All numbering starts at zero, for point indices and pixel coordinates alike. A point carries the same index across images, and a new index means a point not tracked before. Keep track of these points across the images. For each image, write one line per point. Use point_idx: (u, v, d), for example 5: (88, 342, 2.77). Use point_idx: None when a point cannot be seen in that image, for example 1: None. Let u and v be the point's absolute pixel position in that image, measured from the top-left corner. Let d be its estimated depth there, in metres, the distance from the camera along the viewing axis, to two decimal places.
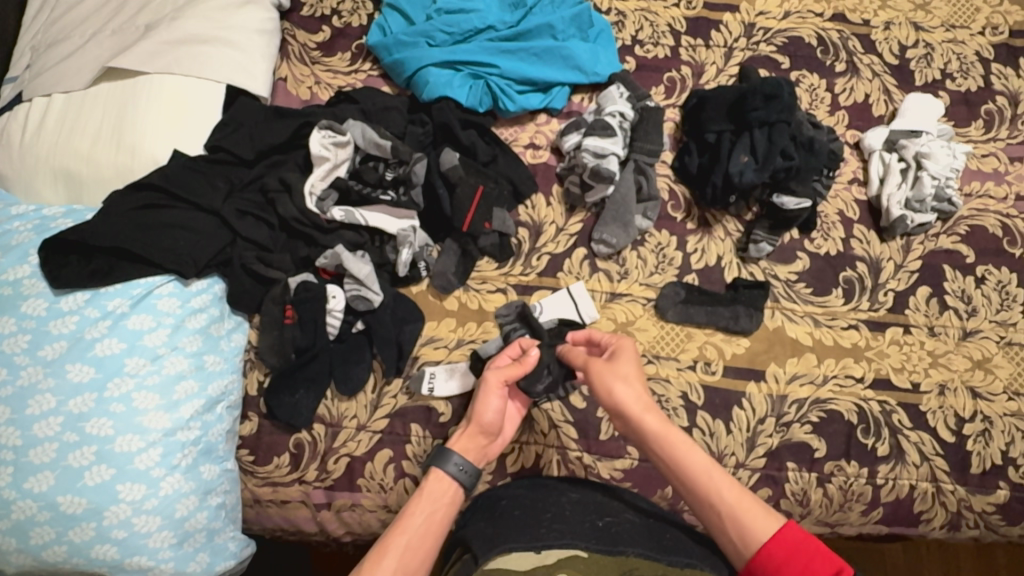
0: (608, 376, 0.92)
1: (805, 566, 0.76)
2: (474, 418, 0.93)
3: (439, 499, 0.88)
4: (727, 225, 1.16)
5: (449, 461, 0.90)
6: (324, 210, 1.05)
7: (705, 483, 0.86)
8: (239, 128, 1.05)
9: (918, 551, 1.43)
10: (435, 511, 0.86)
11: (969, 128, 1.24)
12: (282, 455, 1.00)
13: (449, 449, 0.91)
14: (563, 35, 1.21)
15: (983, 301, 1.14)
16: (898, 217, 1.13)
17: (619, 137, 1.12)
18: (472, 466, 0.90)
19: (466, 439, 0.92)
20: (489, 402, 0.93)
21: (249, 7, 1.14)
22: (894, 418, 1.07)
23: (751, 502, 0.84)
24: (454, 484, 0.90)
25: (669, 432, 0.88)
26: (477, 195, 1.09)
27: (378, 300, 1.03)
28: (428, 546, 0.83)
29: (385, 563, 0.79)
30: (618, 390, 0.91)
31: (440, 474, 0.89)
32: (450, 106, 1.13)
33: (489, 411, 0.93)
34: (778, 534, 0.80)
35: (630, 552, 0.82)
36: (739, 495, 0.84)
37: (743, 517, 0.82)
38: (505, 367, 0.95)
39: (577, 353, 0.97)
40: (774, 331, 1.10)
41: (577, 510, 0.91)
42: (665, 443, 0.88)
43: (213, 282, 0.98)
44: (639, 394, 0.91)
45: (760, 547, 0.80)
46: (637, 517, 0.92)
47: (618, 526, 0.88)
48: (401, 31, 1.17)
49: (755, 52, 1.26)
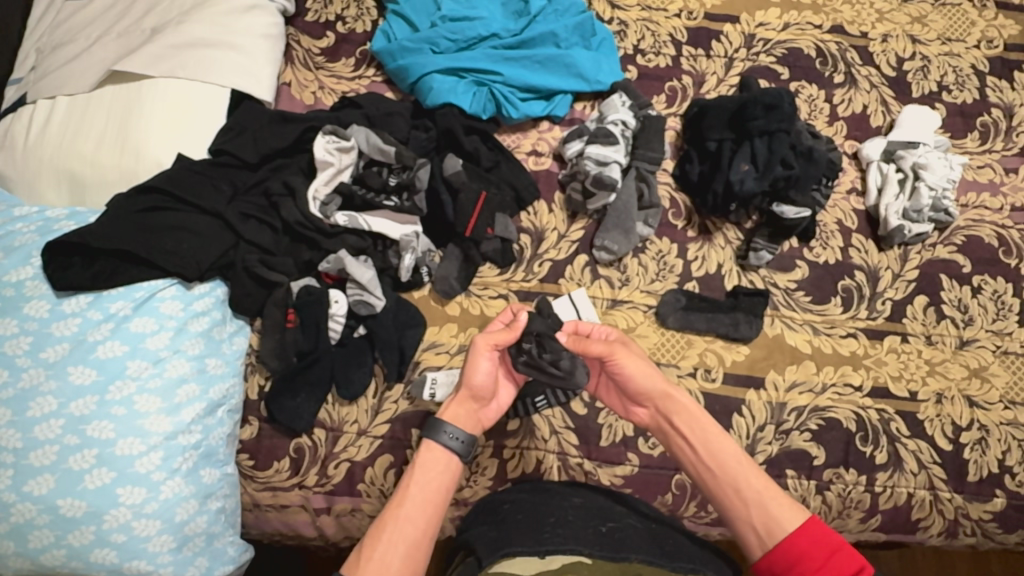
0: (637, 363, 0.94)
1: (828, 558, 0.79)
2: (465, 382, 0.91)
3: (434, 467, 0.88)
4: (727, 233, 1.17)
5: (441, 431, 0.88)
6: (327, 215, 1.05)
7: (732, 470, 0.88)
8: (243, 132, 1.06)
9: (915, 560, 1.43)
10: (429, 481, 0.87)
11: (965, 140, 1.26)
12: (282, 460, 0.99)
13: (440, 419, 0.90)
14: (565, 43, 1.22)
15: (980, 310, 1.15)
16: (896, 226, 1.14)
17: (621, 145, 1.13)
18: (465, 433, 0.89)
19: (456, 407, 0.91)
20: (477, 365, 0.90)
21: (254, 12, 1.15)
22: (892, 426, 1.08)
23: (776, 492, 0.85)
24: (446, 452, 0.89)
25: (701, 417, 0.92)
26: (480, 201, 1.09)
27: (379, 305, 1.03)
28: (427, 515, 0.84)
29: (384, 536, 0.81)
30: (645, 379, 0.94)
31: (432, 444, 0.89)
32: (453, 112, 1.14)
33: (478, 375, 0.90)
34: (805, 526, 0.81)
35: (634, 558, 0.83)
36: (766, 483, 0.86)
37: (771, 505, 0.84)
38: (494, 332, 0.93)
39: (593, 344, 0.95)
40: (774, 338, 1.11)
41: (580, 514, 0.91)
42: (697, 428, 0.91)
43: (215, 286, 0.98)
44: (667, 381, 0.94)
45: (783, 537, 0.82)
46: (640, 523, 0.92)
47: (621, 532, 0.88)
48: (405, 37, 1.18)
49: (755, 63, 1.28)
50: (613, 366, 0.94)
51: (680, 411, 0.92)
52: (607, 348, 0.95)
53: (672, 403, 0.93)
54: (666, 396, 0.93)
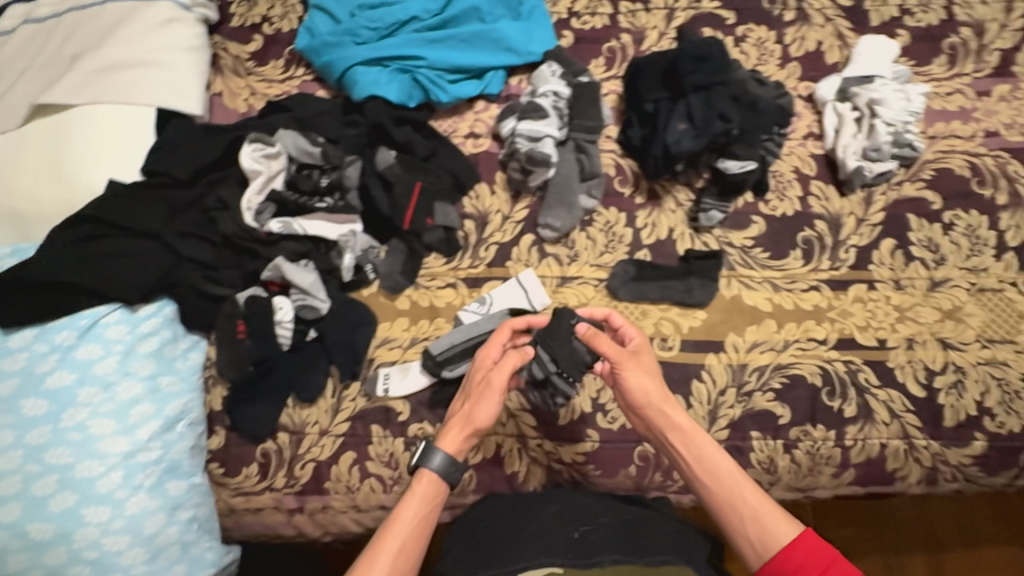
0: (643, 378, 0.92)
1: (824, 571, 0.81)
2: (473, 422, 0.91)
3: (431, 500, 0.89)
4: (677, 196, 1.13)
5: (436, 460, 0.90)
6: (262, 224, 1.04)
7: (729, 486, 0.88)
8: (173, 148, 1.06)
9: (929, 504, 1.42)
10: (426, 513, 0.89)
11: (931, 66, 1.17)
12: (250, 465, 1.04)
13: (436, 448, 0.91)
14: (490, 16, 1.17)
15: (952, 248, 1.09)
16: (854, 168, 1.08)
17: (553, 118, 1.09)
18: (458, 466, 0.91)
19: (458, 440, 0.92)
20: (489, 409, 0.91)
21: (173, 26, 1.14)
22: (860, 377, 1.04)
23: (771, 507, 0.87)
24: (442, 483, 0.90)
25: (697, 434, 0.91)
26: (415, 191, 1.08)
27: (325, 307, 1.05)
28: (418, 547, 0.87)
29: (376, 569, 0.83)
30: (647, 387, 0.92)
31: (430, 476, 0.90)
32: (380, 104, 1.11)
33: (488, 418, 0.91)
34: (800, 539, 0.84)
35: (606, 561, 0.85)
36: (761, 498, 0.87)
37: (766, 520, 0.86)
38: (502, 369, 0.92)
39: (607, 346, 0.93)
40: (731, 300, 1.08)
41: (554, 522, 0.91)
42: (694, 445, 0.91)
43: (163, 305, 1.00)
44: (666, 396, 0.93)
45: (779, 551, 0.84)
46: (615, 518, 0.92)
47: (596, 534, 0.89)
48: (326, 32, 1.15)
49: (697, 11, 1.21)
50: (619, 375, 0.93)
51: (675, 429, 0.91)
52: (619, 355, 0.92)
53: (666, 421, 0.92)
54: (663, 414, 0.92)
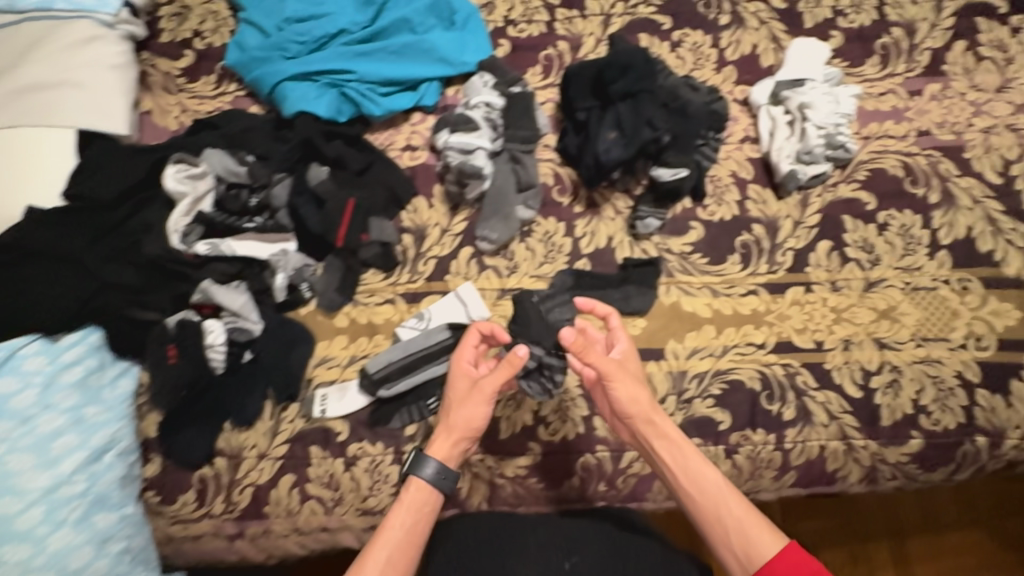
0: (628, 384, 0.93)
1: None
2: (464, 427, 0.91)
3: (421, 509, 0.87)
4: (616, 203, 1.13)
5: (428, 467, 0.88)
6: (189, 246, 1.04)
7: (713, 496, 0.85)
8: (95, 170, 1.03)
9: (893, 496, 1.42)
10: (416, 522, 0.85)
11: (864, 67, 1.18)
12: (187, 492, 1.02)
13: (427, 456, 0.89)
14: (422, 27, 1.16)
15: (887, 248, 1.10)
16: (787, 172, 1.09)
17: (484, 130, 1.08)
18: (451, 471, 0.90)
19: (449, 446, 0.91)
20: (481, 412, 0.91)
21: (94, 43, 1.10)
22: (798, 380, 1.05)
23: (757, 520, 0.82)
24: (434, 490, 0.88)
25: (681, 441, 0.90)
26: (348, 208, 1.06)
27: (257, 328, 1.04)
28: (408, 557, 0.82)
29: None
30: (630, 391, 0.92)
31: (420, 483, 0.88)
32: (309, 120, 1.09)
33: (479, 422, 0.92)
34: (784, 552, 0.79)
35: None
36: (746, 510, 0.83)
37: (750, 532, 0.81)
38: (496, 373, 0.92)
39: (591, 350, 0.93)
40: (670, 307, 1.08)
41: (542, 553, 0.87)
42: (678, 453, 0.89)
43: (90, 332, 0.98)
44: (654, 405, 0.93)
45: (762, 564, 0.79)
46: (605, 544, 0.89)
47: (585, 564, 0.85)
48: (256, 46, 1.13)
49: (633, 16, 1.21)
50: (602, 379, 0.93)
51: (660, 437, 0.90)
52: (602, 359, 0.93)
53: (653, 429, 0.91)
54: (647, 421, 0.91)
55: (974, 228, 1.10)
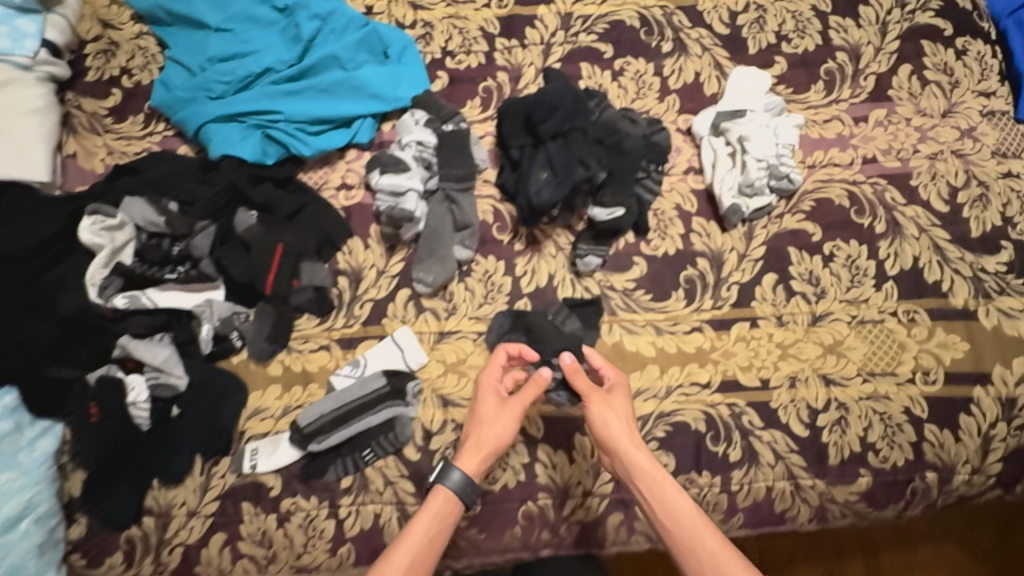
0: (609, 414, 0.93)
1: None
2: (493, 443, 0.92)
3: (444, 518, 0.87)
4: (557, 240, 1.10)
5: (452, 478, 0.89)
6: (107, 299, 1.01)
7: (687, 529, 0.84)
8: (10, 221, 0.98)
9: None
10: (440, 530, 0.86)
11: (808, 93, 1.16)
12: (113, 554, 0.97)
13: (454, 467, 0.90)
14: (352, 63, 1.13)
15: (832, 280, 1.08)
16: (728, 206, 1.07)
17: (415, 170, 1.05)
18: (474, 486, 0.90)
19: (478, 461, 0.91)
20: (512, 428, 0.93)
21: (11, 86, 1.06)
22: (744, 420, 1.02)
23: (732, 555, 0.80)
24: (456, 500, 0.89)
25: (657, 471, 0.89)
26: (276, 254, 1.03)
27: (182, 383, 1.01)
28: (428, 563, 0.84)
29: None
30: (610, 420, 0.92)
31: (445, 492, 0.89)
32: (234, 164, 1.07)
33: (505, 439, 0.93)
34: None
35: None
36: (720, 542, 0.81)
37: (726, 568, 0.79)
38: (526, 392, 0.96)
39: (581, 381, 0.95)
40: (613, 346, 1.05)
41: None
42: (654, 484, 0.88)
43: (4, 393, 0.94)
44: (631, 432, 0.92)
45: None
46: None
47: None
48: (181, 85, 1.10)
49: (574, 45, 1.18)
50: (586, 408, 0.94)
51: (636, 468, 0.89)
52: (589, 390, 0.95)
53: (630, 460, 0.90)
54: (625, 451, 0.90)
55: (920, 257, 1.08)
